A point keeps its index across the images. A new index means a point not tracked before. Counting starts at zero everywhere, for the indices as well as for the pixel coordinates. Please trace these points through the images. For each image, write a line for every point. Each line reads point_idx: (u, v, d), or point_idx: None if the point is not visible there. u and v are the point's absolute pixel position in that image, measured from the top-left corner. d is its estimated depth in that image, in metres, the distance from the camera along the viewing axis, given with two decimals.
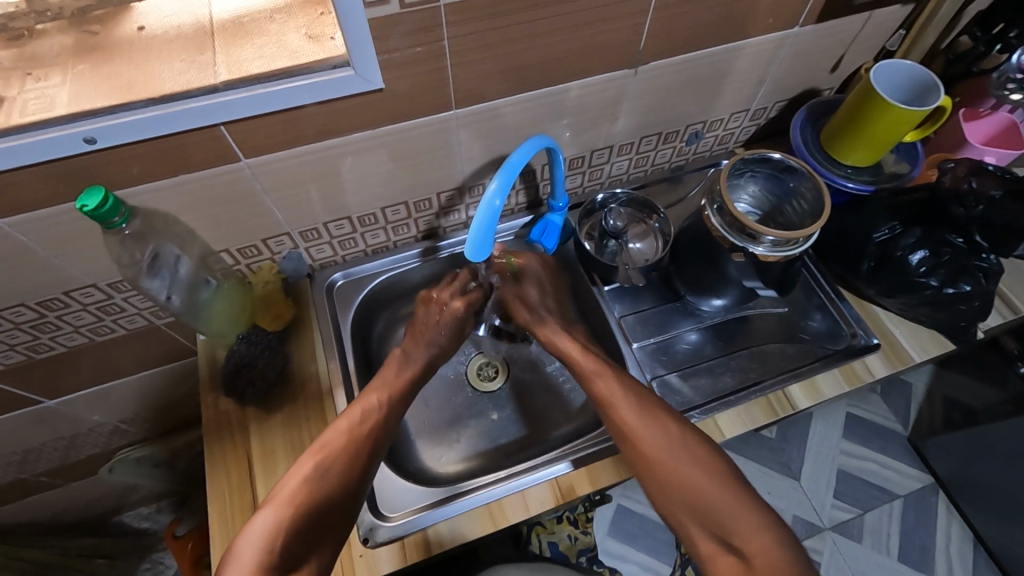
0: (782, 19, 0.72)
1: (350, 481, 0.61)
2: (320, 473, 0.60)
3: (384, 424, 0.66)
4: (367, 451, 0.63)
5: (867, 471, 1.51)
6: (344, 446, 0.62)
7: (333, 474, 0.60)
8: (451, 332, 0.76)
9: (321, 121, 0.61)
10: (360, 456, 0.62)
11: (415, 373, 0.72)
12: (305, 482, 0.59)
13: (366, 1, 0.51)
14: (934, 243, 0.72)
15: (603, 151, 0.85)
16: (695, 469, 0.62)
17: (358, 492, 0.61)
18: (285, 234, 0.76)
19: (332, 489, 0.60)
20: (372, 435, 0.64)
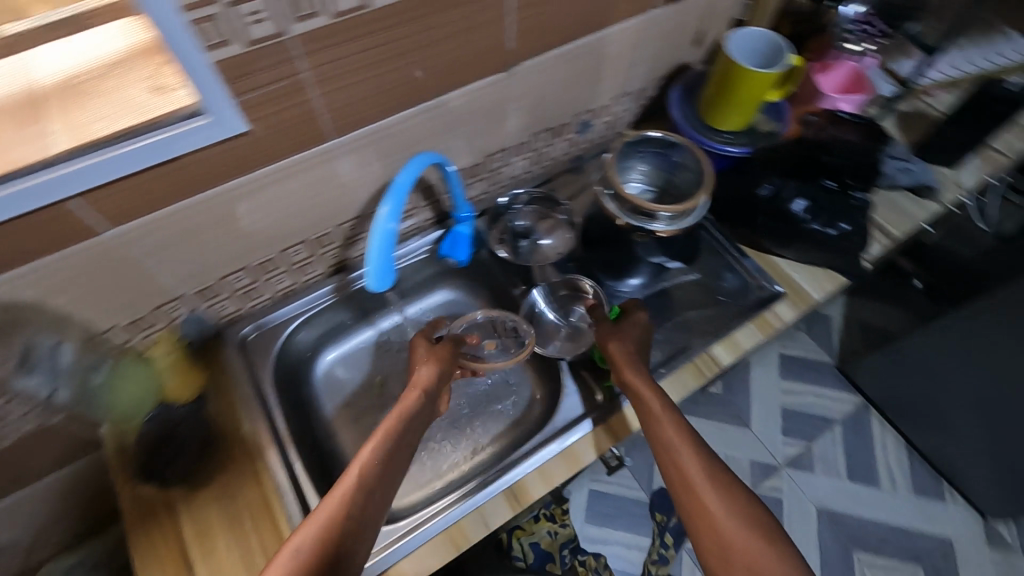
0: (639, 4, 0.75)
1: (346, 546, 0.56)
2: (312, 542, 0.54)
3: (379, 472, 0.61)
4: (360, 509, 0.58)
5: (806, 404, 1.62)
6: (340, 508, 0.57)
7: (331, 539, 0.55)
8: (442, 363, 0.73)
9: (187, 174, 0.57)
10: (354, 515, 0.57)
11: (409, 411, 0.67)
12: (300, 554, 0.54)
13: (205, 45, 0.48)
14: (809, 190, 0.81)
15: (498, 155, 0.86)
16: (738, 516, 0.60)
17: (350, 553, 0.56)
18: (180, 297, 0.71)
19: (325, 559, 0.54)
20: (367, 489, 0.59)
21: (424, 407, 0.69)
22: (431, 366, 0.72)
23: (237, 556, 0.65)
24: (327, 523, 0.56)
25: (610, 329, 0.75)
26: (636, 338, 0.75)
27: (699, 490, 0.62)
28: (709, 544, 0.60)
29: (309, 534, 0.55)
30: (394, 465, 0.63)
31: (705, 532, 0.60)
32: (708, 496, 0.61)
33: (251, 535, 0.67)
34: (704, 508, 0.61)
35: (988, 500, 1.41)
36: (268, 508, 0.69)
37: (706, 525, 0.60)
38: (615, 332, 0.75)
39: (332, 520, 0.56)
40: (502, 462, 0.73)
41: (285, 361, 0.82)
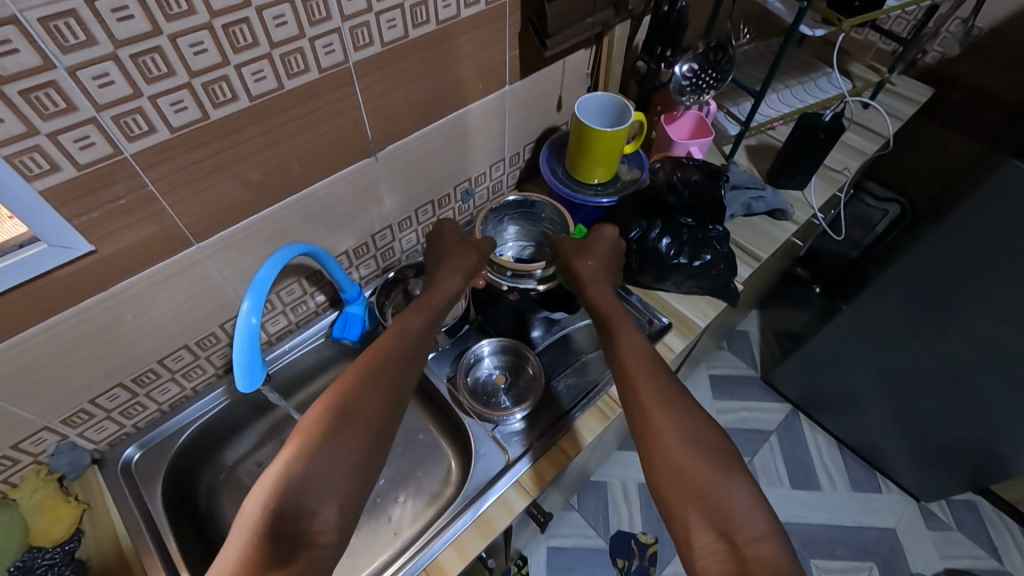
0: (489, 83, 0.82)
1: (339, 437, 0.56)
2: (300, 443, 0.55)
3: (374, 375, 0.61)
4: (359, 404, 0.58)
5: (740, 420, 1.68)
6: (330, 409, 0.57)
7: (321, 430, 0.56)
8: (453, 284, 0.74)
9: (32, 303, 0.55)
10: (353, 408, 0.58)
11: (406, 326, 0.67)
12: (288, 460, 0.54)
13: (29, 176, 0.48)
14: (673, 228, 0.85)
15: (384, 233, 0.88)
16: (689, 438, 0.60)
17: (347, 436, 0.56)
18: (43, 429, 0.66)
19: (315, 448, 0.54)
20: (368, 388, 0.60)
21: (416, 328, 0.68)
22: (455, 278, 0.74)
23: None
24: (313, 427, 0.56)
25: (581, 249, 0.78)
26: (601, 253, 0.78)
27: (653, 406, 0.62)
28: (657, 459, 0.59)
29: (295, 440, 0.55)
30: (394, 350, 0.65)
31: (658, 446, 0.59)
32: (658, 407, 0.61)
33: None
34: (652, 415, 0.61)
35: (915, 482, 1.49)
36: None
37: (659, 440, 0.60)
38: (585, 249, 0.78)
39: (328, 416, 0.57)
40: (417, 542, 0.70)
41: (179, 476, 0.77)
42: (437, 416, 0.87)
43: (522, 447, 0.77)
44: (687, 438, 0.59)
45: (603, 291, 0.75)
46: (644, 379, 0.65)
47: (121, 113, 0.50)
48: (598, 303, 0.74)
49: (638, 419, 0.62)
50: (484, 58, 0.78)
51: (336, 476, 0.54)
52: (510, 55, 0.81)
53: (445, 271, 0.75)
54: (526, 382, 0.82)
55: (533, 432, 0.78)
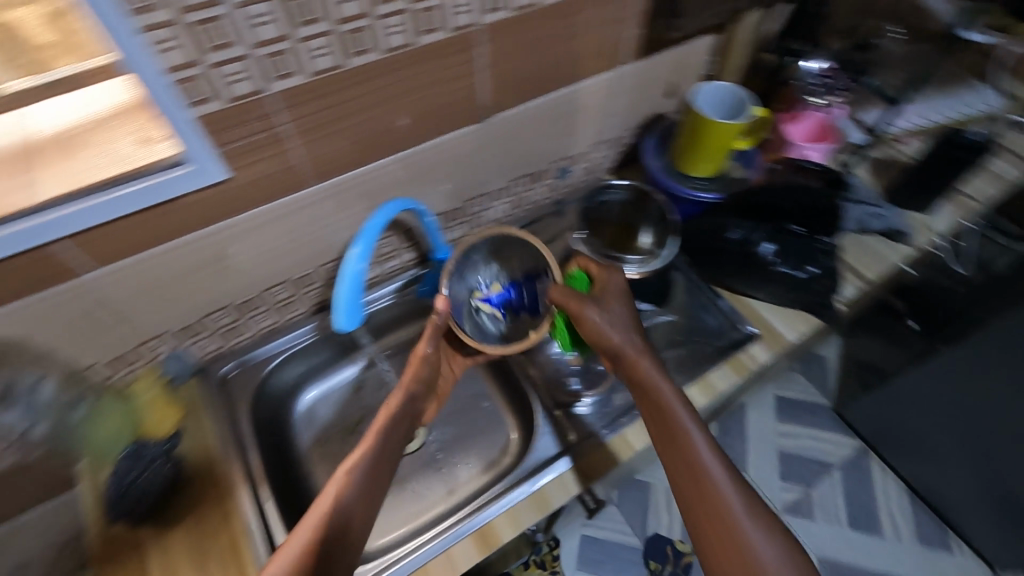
0: (608, 60, 0.80)
1: (346, 530, 0.60)
2: (317, 528, 0.58)
3: (375, 462, 0.65)
4: (361, 494, 0.62)
5: (805, 448, 1.57)
6: (339, 498, 0.61)
7: (334, 519, 0.59)
8: (431, 358, 0.73)
9: (171, 220, 0.61)
10: (357, 496, 0.62)
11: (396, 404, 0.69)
12: (306, 544, 0.57)
13: (188, 102, 0.52)
14: (779, 235, 0.82)
15: (478, 199, 0.89)
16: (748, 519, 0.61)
17: (352, 526, 0.60)
18: (162, 335, 0.73)
19: (329, 536, 0.58)
20: (370, 475, 0.64)
21: (407, 412, 0.70)
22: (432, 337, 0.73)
23: None
24: (329, 513, 0.59)
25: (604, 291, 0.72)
26: (627, 315, 0.71)
27: (715, 490, 0.62)
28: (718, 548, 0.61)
29: (312, 525, 0.58)
30: (393, 437, 0.68)
31: (721, 536, 0.61)
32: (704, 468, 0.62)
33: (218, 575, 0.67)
34: (700, 474, 0.63)
35: (995, 548, 1.37)
36: (236, 549, 0.68)
37: (726, 528, 0.61)
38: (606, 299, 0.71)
39: (337, 505, 0.60)
40: (475, 502, 0.72)
41: (264, 399, 0.84)
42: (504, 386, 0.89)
43: (588, 432, 0.77)
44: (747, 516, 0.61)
45: (647, 364, 0.68)
46: (700, 465, 0.63)
47: (270, 52, 0.53)
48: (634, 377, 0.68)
49: (683, 478, 0.64)
50: (608, 34, 0.76)
51: (345, 561, 0.59)
52: (632, 33, 0.78)
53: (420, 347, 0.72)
54: (598, 372, 0.84)
55: (602, 419, 0.78)
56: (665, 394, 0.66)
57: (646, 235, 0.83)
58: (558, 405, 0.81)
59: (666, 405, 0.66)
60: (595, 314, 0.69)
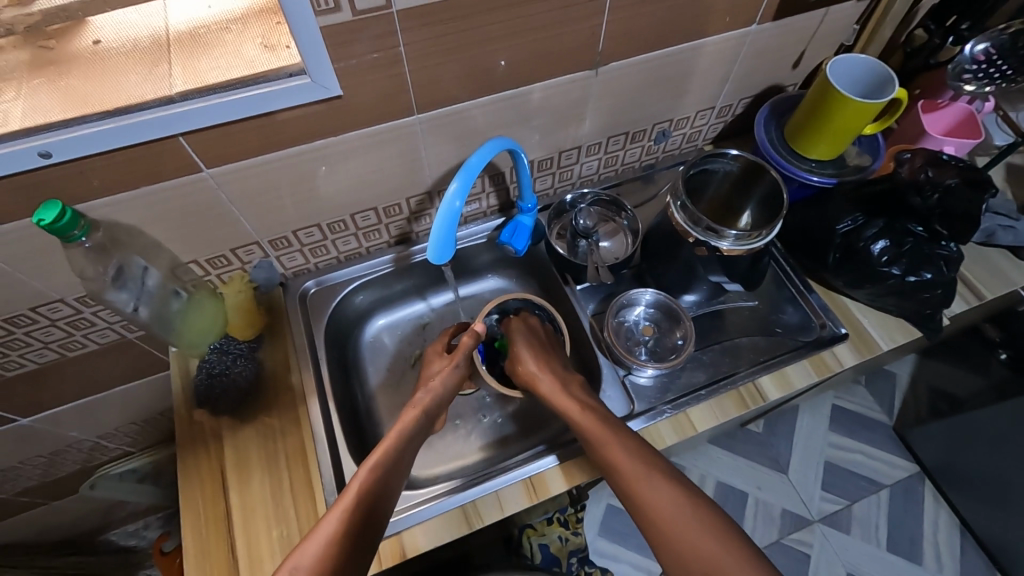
0: (739, 17, 0.73)
1: (369, 530, 0.56)
2: (342, 521, 0.55)
3: (393, 467, 0.62)
4: (382, 499, 0.59)
5: (855, 463, 1.48)
6: (369, 484, 0.59)
7: (356, 518, 0.56)
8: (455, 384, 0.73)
9: (281, 130, 0.62)
10: (378, 499, 0.59)
11: (427, 404, 0.70)
12: (332, 538, 0.53)
13: (317, 10, 0.52)
14: (895, 233, 0.74)
15: (571, 152, 0.86)
16: (696, 526, 0.55)
17: (374, 525, 0.57)
18: (254, 243, 0.76)
19: (354, 532, 0.55)
20: (389, 480, 0.61)
21: (422, 427, 0.68)
22: (450, 368, 0.74)
23: (268, 488, 0.70)
24: (350, 510, 0.56)
25: (526, 338, 0.76)
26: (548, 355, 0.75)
27: (632, 489, 0.59)
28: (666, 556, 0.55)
29: (337, 519, 0.55)
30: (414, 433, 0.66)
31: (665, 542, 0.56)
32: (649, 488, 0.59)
33: (284, 472, 0.71)
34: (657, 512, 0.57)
35: None
36: (302, 454, 0.73)
37: (656, 529, 0.57)
38: (517, 344, 0.76)
39: (360, 502, 0.57)
40: (528, 453, 0.73)
41: (337, 320, 0.87)
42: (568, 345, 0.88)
43: (648, 406, 0.75)
44: (684, 511, 0.56)
45: (579, 393, 0.69)
46: (620, 470, 0.60)
47: None
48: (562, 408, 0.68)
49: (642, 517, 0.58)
50: None
51: (365, 564, 0.55)
52: None
53: (440, 359, 0.76)
54: (670, 348, 0.80)
55: (665, 393, 0.76)
56: (579, 418, 0.66)
57: (746, 214, 0.79)
58: (620, 368, 0.78)
59: (592, 428, 0.64)
60: (528, 356, 0.74)
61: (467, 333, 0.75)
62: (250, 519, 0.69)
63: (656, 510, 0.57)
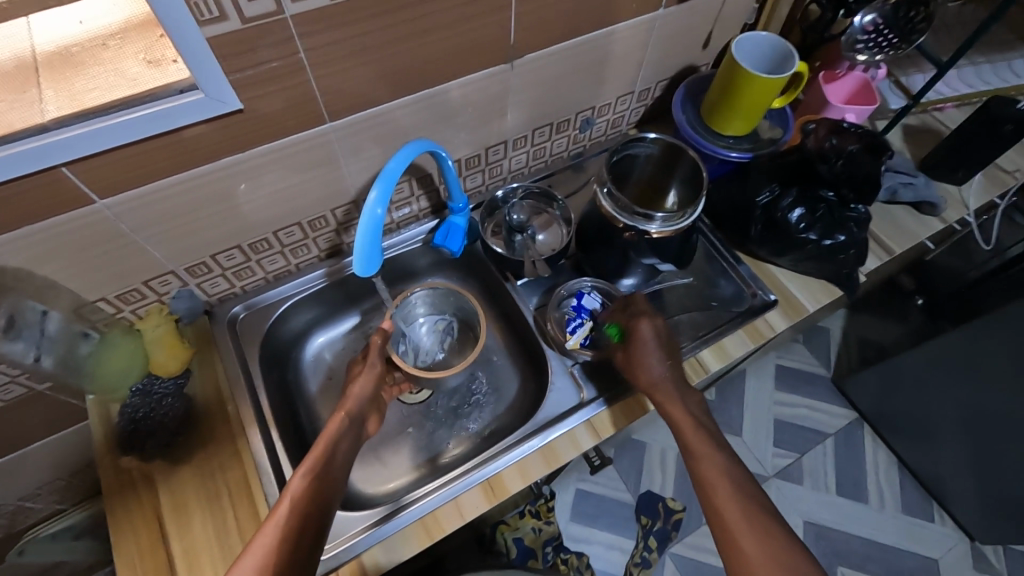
0: (646, 2, 0.74)
1: (311, 536, 0.55)
2: (280, 531, 0.54)
3: (330, 467, 0.61)
4: (322, 505, 0.58)
5: (799, 416, 1.57)
6: (304, 492, 0.57)
7: (296, 526, 0.54)
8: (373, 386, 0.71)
9: (181, 150, 0.57)
10: (318, 504, 0.57)
11: (353, 409, 0.68)
12: (268, 554, 0.52)
13: (200, 20, 0.48)
14: (809, 199, 0.78)
15: (498, 147, 0.85)
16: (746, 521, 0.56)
17: (316, 531, 0.56)
18: (170, 273, 0.71)
19: (295, 541, 0.54)
20: (327, 481, 0.60)
21: (354, 428, 0.67)
22: (367, 378, 0.71)
23: (211, 530, 0.66)
24: (286, 522, 0.54)
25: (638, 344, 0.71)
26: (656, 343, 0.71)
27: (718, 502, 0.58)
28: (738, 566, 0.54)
29: (275, 529, 0.53)
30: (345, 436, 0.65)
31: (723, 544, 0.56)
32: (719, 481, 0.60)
33: (228, 510, 0.68)
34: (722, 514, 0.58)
35: (978, 523, 1.37)
36: (245, 488, 0.69)
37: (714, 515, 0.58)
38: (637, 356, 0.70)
39: (298, 507, 0.56)
40: (481, 456, 0.72)
41: (273, 342, 0.83)
42: (515, 341, 0.87)
43: (599, 390, 0.76)
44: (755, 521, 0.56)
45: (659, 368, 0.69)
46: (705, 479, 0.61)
47: None
48: (673, 419, 0.66)
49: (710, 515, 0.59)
50: None
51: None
52: None
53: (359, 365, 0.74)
54: None
55: (613, 377, 0.77)
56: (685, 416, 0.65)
57: (672, 194, 0.81)
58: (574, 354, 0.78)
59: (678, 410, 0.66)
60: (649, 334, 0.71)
61: (376, 333, 0.74)
62: (196, 564, 0.64)
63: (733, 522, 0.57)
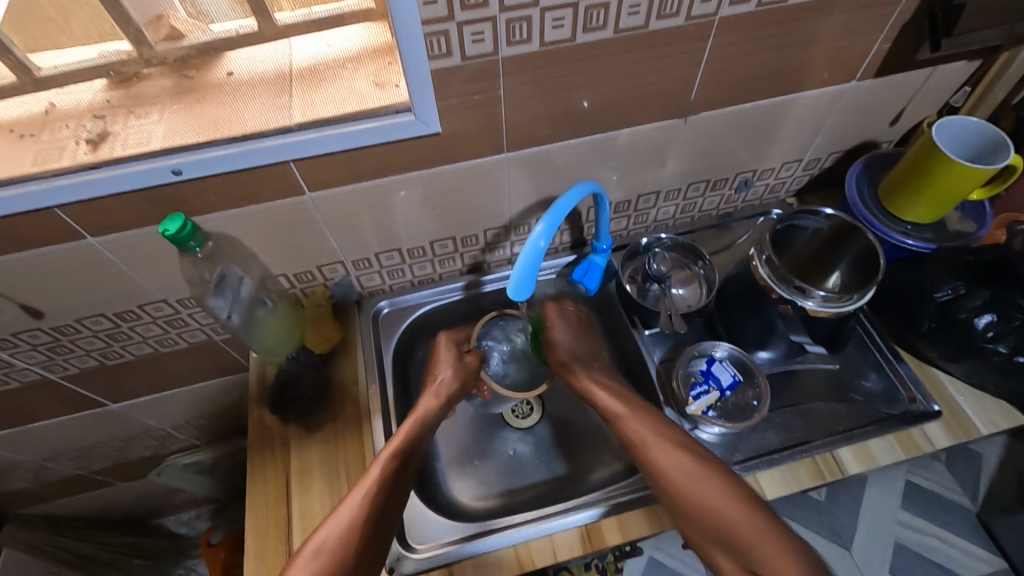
0: (838, 73, 0.72)
1: (384, 518, 0.61)
2: (358, 513, 0.59)
3: (411, 452, 0.66)
4: (400, 486, 0.63)
5: (927, 546, 1.35)
6: (384, 472, 0.63)
7: (371, 510, 0.60)
8: (456, 368, 0.75)
9: (380, 160, 0.65)
10: (396, 487, 0.63)
11: (445, 396, 0.72)
12: (348, 527, 0.58)
13: (430, 54, 0.55)
14: (1003, 306, 0.68)
15: (650, 196, 0.86)
16: (711, 487, 0.59)
17: (388, 518, 0.61)
18: (339, 262, 0.80)
19: (372, 522, 0.59)
20: (404, 467, 0.65)
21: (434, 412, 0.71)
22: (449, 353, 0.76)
23: (327, 498, 0.72)
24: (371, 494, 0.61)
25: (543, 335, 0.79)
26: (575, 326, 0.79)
27: (680, 494, 0.59)
28: (693, 520, 0.58)
29: (353, 508, 0.59)
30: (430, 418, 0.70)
31: (688, 515, 0.59)
32: (666, 457, 0.62)
33: (344, 484, 0.73)
34: (681, 485, 0.60)
35: None
36: (362, 469, 0.74)
37: (673, 493, 0.60)
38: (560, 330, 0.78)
39: (375, 492, 0.61)
40: (584, 499, 0.71)
41: (405, 340, 0.89)
42: (632, 389, 0.86)
43: None
44: (699, 477, 0.59)
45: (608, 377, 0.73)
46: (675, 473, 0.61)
47: (513, 18, 0.55)
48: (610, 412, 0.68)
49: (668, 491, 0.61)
50: (850, 43, 0.68)
51: (378, 551, 0.60)
52: (878, 47, 0.69)
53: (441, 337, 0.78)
54: (740, 407, 0.77)
55: (736, 453, 0.73)
56: (605, 400, 0.69)
57: (835, 274, 0.76)
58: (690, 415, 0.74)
59: (619, 410, 0.68)
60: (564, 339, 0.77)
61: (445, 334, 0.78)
62: (309, 528, 0.70)
63: (714, 509, 0.57)
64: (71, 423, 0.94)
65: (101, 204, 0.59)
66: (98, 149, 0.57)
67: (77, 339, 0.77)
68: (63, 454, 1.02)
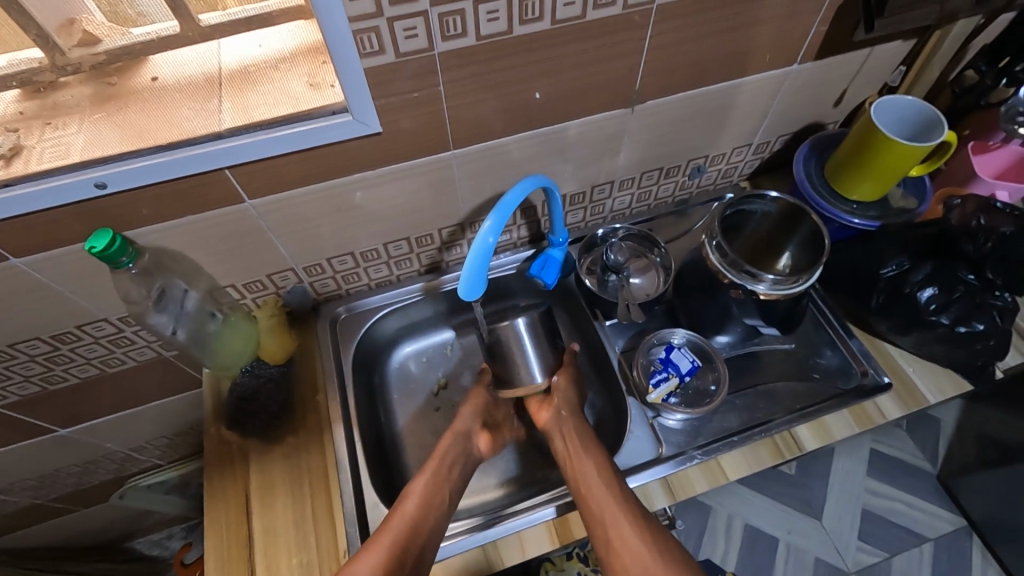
0: (779, 56, 0.72)
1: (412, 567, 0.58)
2: (384, 560, 0.56)
3: (427, 519, 0.62)
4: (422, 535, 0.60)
5: (894, 512, 1.39)
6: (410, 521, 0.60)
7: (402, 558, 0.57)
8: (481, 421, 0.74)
9: (322, 163, 0.63)
10: (420, 534, 0.60)
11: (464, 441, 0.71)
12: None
13: (362, 52, 0.54)
14: (945, 279, 0.71)
15: (604, 186, 0.85)
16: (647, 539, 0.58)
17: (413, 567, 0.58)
18: (290, 269, 0.77)
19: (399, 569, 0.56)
20: (419, 537, 0.60)
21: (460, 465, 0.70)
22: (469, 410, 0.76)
23: (291, 514, 0.70)
24: (395, 543, 0.58)
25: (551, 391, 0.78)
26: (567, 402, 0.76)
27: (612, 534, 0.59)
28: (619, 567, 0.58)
29: (377, 556, 0.56)
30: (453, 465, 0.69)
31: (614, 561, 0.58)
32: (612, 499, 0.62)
33: (308, 499, 0.71)
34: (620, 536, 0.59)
35: None
36: (326, 481, 0.73)
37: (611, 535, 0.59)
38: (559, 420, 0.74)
39: (398, 541, 0.58)
40: (552, 493, 0.71)
41: (365, 345, 0.87)
42: (599, 380, 0.86)
43: (677, 450, 0.72)
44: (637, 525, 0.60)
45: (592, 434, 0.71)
46: (608, 523, 0.60)
47: (446, 11, 0.53)
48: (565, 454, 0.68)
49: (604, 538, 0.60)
50: (790, 25, 0.68)
51: None
52: (816, 29, 0.70)
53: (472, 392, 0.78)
54: (701, 392, 0.78)
55: (700, 437, 0.74)
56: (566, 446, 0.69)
57: (786, 255, 0.78)
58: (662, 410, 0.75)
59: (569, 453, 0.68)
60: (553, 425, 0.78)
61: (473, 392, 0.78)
62: (272, 547, 0.68)
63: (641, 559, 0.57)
64: (17, 454, 0.90)
65: (20, 222, 0.56)
66: (11, 165, 0.54)
67: (13, 366, 0.73)
68: (15, 486, 0.97)
